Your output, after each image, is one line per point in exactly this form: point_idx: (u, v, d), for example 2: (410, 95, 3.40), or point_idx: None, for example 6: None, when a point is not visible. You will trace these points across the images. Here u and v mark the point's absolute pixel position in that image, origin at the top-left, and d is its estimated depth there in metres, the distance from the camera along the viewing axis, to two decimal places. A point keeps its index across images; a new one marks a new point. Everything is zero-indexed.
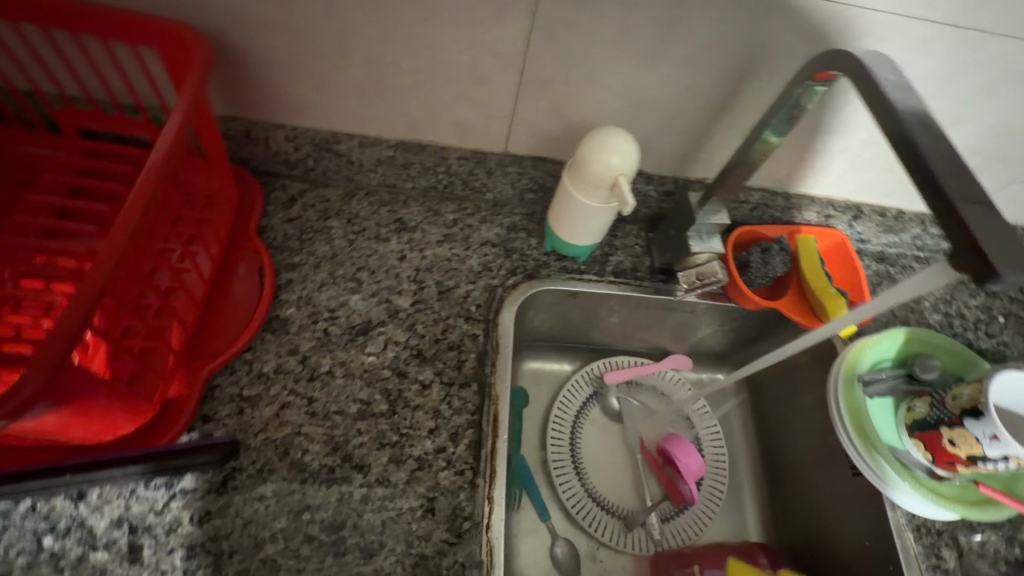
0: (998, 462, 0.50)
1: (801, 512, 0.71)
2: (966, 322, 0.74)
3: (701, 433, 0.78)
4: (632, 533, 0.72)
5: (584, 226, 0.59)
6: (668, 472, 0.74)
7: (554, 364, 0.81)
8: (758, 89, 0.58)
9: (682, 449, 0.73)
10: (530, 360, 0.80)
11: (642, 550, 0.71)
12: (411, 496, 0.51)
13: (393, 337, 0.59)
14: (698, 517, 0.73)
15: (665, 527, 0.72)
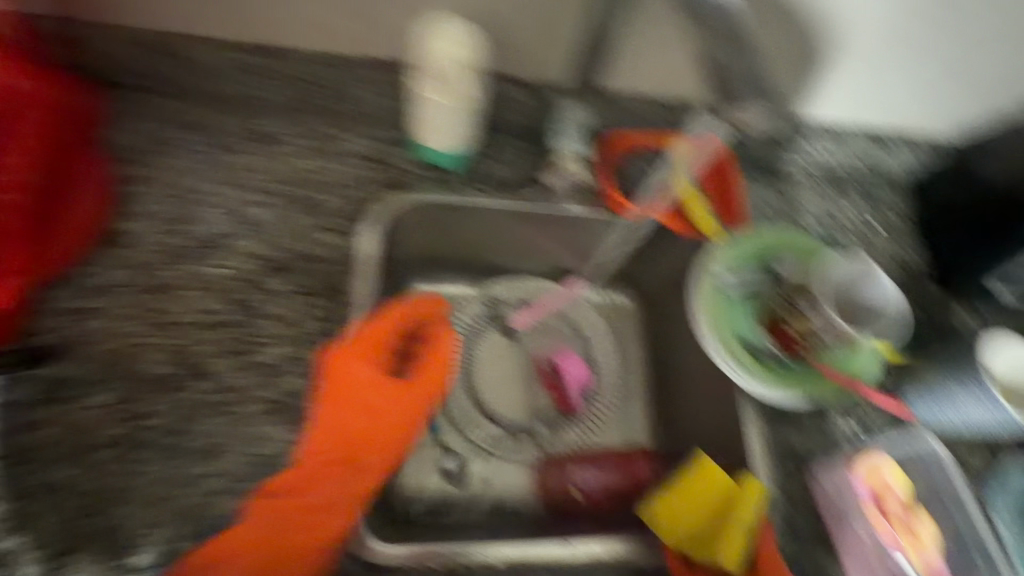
0: (826, 333, 0.57)
1: (684, 420, 0.72)
2: (846, 228, 0.75)
3: (594, 349, 0.78)
4: (518, 442, 0.73)
5: (443, 125, 0.60)
6: (556, 382, 0.76)
7: (448, 286, 0.77)
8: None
9: (568, 360, 0.76)
10: (421, 284, 0.75)
11: (526, 458, 0.72)
12: (255, 400, 0.51)
13: (245, 248, 0.57)
14: (587, 428, 0.75)
15: (553, 438, 0.74)
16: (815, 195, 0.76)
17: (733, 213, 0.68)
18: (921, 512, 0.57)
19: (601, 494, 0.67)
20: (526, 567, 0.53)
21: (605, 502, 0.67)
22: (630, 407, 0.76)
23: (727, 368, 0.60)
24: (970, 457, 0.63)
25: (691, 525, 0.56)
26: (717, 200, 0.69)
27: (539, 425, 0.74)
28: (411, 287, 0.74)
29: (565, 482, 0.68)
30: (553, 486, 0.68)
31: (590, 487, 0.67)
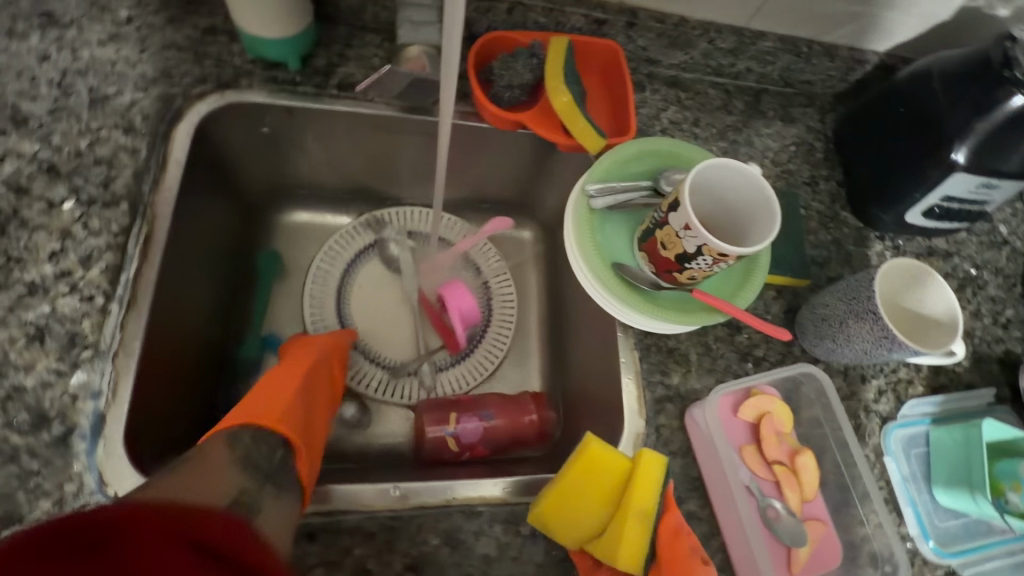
0: (699, 260, 0.46)
1: (568, 359, 0.66)
2: (755, 150, 0.68)
3: (489, 282, 0.71)
4: (400, 382, 0.65)
5: (268, 7, 0.49)
6: (443, 317, 0.67)
7: (326, 218, 0.70)
8: None
9: (454, 292, 0.65)
10: (297, 212, 0.69)
11: (410, 399, 0.65)
12: (12, 325, 0.42)
13: (17, 149, 0.47)
14: (478, 367, 0.67)
15: (439, 376, 0.66)
16: (725, 113, 0.68)
17: (625, 125, 0.59)
18: (808, 451, 0.51)
19: (482, 443, 0.59)
20: (340, 514, 0.44)
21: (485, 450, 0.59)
22: (520, 348, 0.69)
23: (593, 294, 0.53)
24: (864, 392, 0.58)
25: (584, 517, 0.45)
26: (609, 113, 0.60)
27: (423, 364, 0.66)
28: (289, 219, 0.68)
29: (444, 431, 0.58)
30: (428, 432, 0.58)
31: (472, 438, 0.58)
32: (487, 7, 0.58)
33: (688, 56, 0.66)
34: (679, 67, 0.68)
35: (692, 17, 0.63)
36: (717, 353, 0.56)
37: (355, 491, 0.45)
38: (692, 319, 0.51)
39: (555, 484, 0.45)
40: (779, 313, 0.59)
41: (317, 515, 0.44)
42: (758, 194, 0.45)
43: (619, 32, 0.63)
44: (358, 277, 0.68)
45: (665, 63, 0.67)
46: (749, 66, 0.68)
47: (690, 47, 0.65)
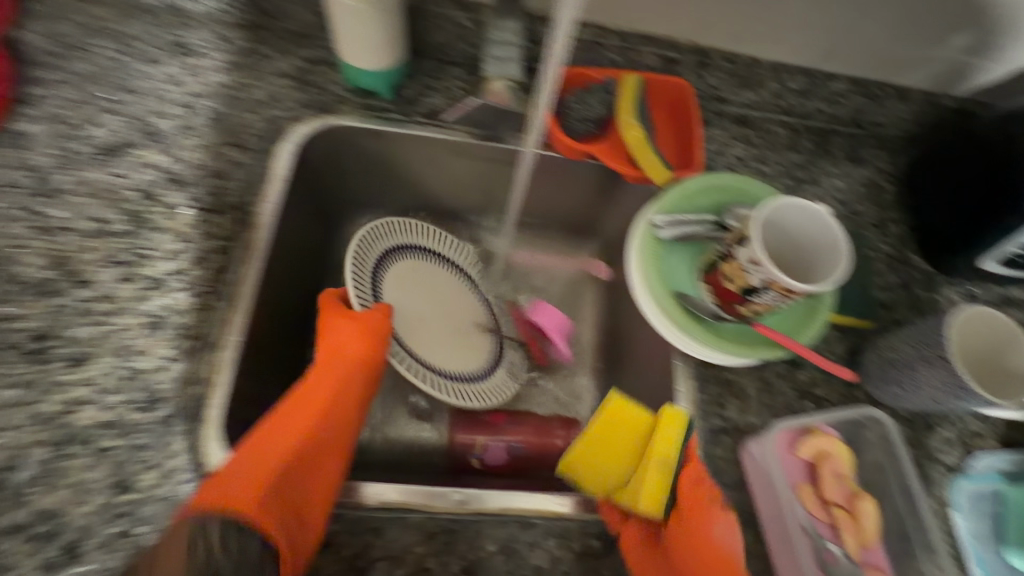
0: (764, 294, 0.47)
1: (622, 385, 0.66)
2: (820, 189, 0.68)
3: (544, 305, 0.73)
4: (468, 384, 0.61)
5: (365, 40, 0.54)
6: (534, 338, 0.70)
7: None
8: None
9: (545, 313, 0.69)
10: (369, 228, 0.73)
11: (478, 404, 0.60)
12: (136, 314, 0.48)
13: (148, 159, 0.54)
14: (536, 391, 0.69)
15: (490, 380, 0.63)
16: (791, 152, 0.70)
17: (694, 159, 0.60)
18: (868, 496, 0.50)
19: (505, 466, 0.61)
20: (403, 512, 0.46)
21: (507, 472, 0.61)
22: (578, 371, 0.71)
23: (654, 321, 0.54)
24: (930, 439, 0.56)
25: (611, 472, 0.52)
26: (676, 145, 0.62)
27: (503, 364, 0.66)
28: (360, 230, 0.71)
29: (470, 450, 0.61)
30: (455, 444, 0.61)
31: (496, 458, 0.61)
32: None
33: (756, 95, 0.68)
34: (747, 105, 0.70)
35: (762, 58, 0.65)
36: (774, 388, 0.56)
37: (421, 491, 0.47)
38: (752, 352, 0.52)
39: (578, 442, 0.54)
40: (842, 354, 0.59)
41: (383, 510, 0.46)
42: (825, 233, 0.46)
43: (689, 71, 0.65)
44: (410, 270, 0.62)
45: (733, 101, 0.69)
46: (818, 106, 0.69)
47: (759, 86, 0.67)
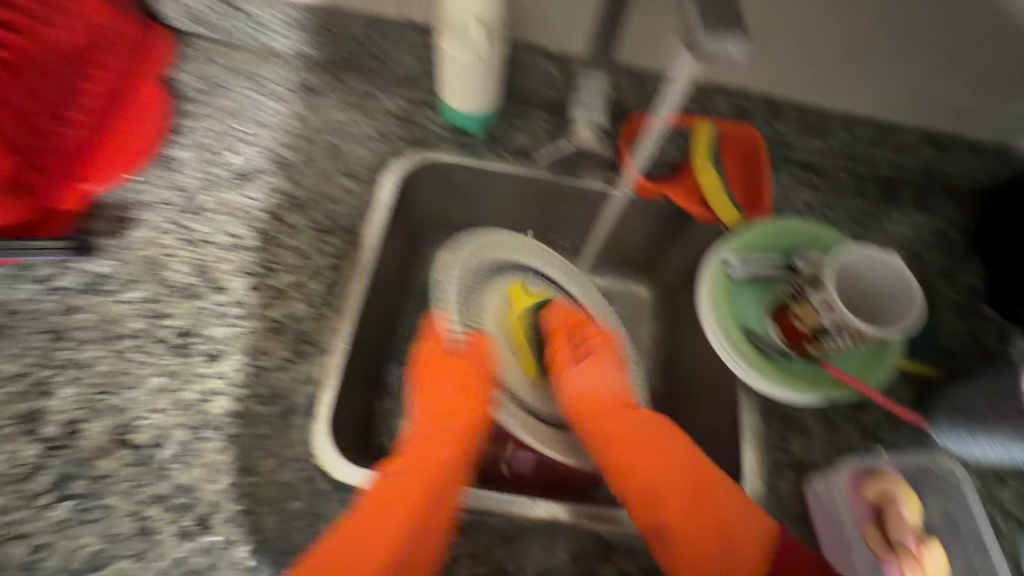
0: (835, 336, 0.49)
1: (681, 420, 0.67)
2: (886, 236, 0.70)
3: None
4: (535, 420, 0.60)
5: (464, 85, 0.60)
6: None
7: None
8: None
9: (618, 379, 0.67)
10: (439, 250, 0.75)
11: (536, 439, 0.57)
12: (262, 319, 0.55)
13: (277, 185, 0.62)
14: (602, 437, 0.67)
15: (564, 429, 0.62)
16: (857, 199, 0.72)
17: (762, 200, 0.64)
18: (933, 541, 0.50)
19: (531, 475, 0.61)
20: (486, 514, 0.51)
21: (534, 482, 0.61)
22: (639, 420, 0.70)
23: (722, 355, 0.57)
24: (1000, 492, 0.56)
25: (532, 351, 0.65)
26: (744, 187, 0.66)
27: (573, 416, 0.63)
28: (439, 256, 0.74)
29: (500, 456, 0.63)
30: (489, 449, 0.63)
31: (523, 468, 0.62)
32: (642, 94, 0.67)
33: (825, 144, 0.71)
34: (815, 153, 0.73)
35: (833, 110, 0.68)
36: (839, 429, 0.58)
37: (505, 498, 0.51)
38: (818, 391, 0.54)
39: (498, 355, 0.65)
40: (907, 398, 0.60)
41: (468, 510, 0.51)
42: (899, 281, 0.48)
43: (759, 120, 0.69)
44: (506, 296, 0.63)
45: (802, 148, 0.72)
46: (885, 156, 0.71)
47: (829, 135, 0.70)
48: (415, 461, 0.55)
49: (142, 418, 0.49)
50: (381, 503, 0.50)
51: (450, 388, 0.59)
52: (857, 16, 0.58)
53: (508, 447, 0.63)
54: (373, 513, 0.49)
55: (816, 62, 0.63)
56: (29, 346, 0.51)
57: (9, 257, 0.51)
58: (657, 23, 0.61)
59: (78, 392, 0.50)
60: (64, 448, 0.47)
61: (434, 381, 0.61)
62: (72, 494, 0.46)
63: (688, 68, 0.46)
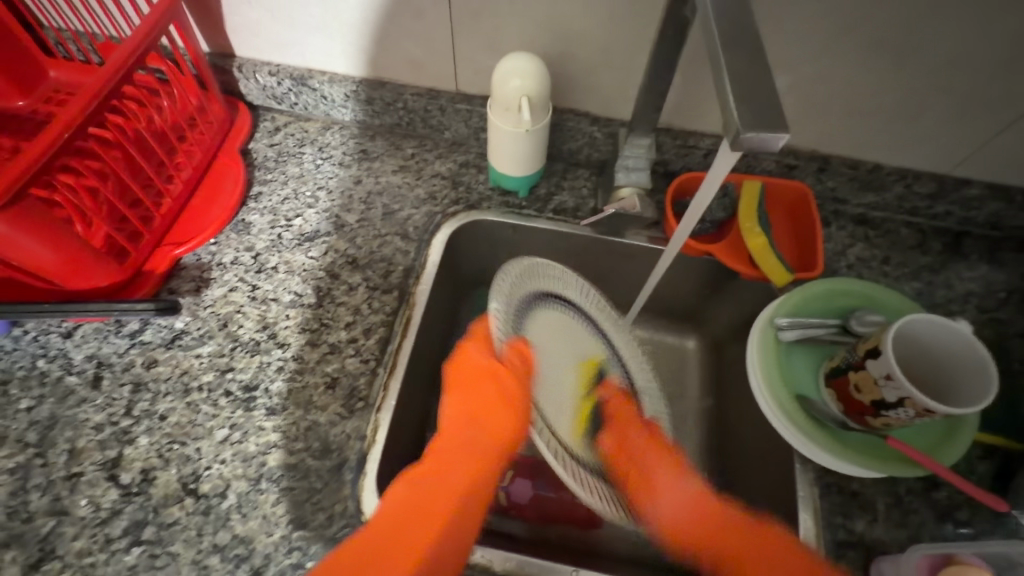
0: (898, 410, 0.46)
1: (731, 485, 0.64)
2: (952, 293, 0.66)
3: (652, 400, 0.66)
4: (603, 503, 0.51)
5: (510, 153, 0.63)
6: None
7: None
8: (673, 27, 0.51)
9: None
10: None
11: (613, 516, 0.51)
12: (317, 373, 0.58)
13: (335, 245, 0.66)
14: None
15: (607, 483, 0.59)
16: (919, 253, 0.69)
17: (811, 263, 0.62)
18: None
19: (530, 507, 0.63)
20: None
21: (531, 515, 0.63)
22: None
23: (774, 422, 0.55)
24: None
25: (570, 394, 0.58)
26: (795, 249, 0.64)
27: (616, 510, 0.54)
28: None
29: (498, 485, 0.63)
30: None
31: (522, 498, 0.63)
32: (685, 153, 0.68)
33: (880, 197, 0.69)
34: (868, 206, 0.71)
35: (887, 164, 0.67)
36: (908, 506, 0.54)
37: (545, 565, 0.51)
38: (883, 467, 0.51)
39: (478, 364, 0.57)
40: (987, 474, 0.55)
41: None
42: (970, 355, 0.46)
43: (808, 175, 0.68)
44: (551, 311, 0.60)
45: (854, 202, 0.71)
46: (949, 210, 0.68)
47: (883, 189, 0.68)
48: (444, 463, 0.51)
49: (207, 468, 0.53)
50: (410, 501, 0.46)
51: (479, 399, 0.55)
52: (908, 77, 0.57)
53: (506, 473, 0.64)
54: (395, 521, 0.44)
55: (868, 118, 0.62)
56: (114, 397, 0.56)
57: (103, 315, 0.57)
58: (701, 89, 0.62)
59: (152, 441, 0.54)
60: (138, 495, 0.51)
61: (464, 386, 0.56)
62: (142, 540, 0.49)
63: (736, 158, 0.42)
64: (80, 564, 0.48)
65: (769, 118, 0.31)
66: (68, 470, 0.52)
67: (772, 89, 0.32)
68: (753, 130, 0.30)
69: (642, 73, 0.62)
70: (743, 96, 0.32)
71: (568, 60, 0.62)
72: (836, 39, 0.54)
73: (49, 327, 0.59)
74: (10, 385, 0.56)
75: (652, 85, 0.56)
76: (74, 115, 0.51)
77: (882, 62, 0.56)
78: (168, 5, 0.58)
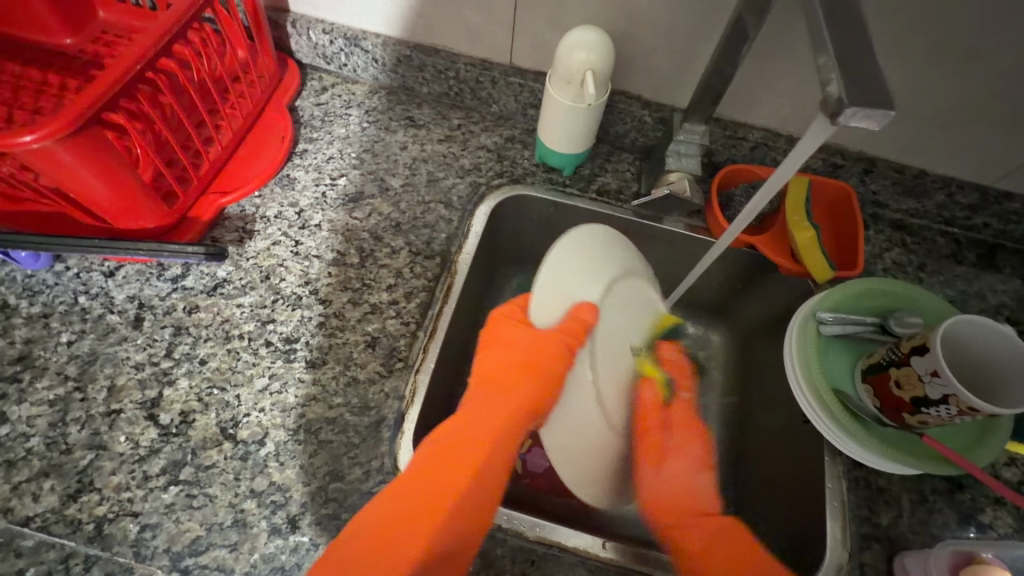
0: (940, 407, 0.47)
1: (755, 475, 0.65)
2: (985, 304, 0.67)
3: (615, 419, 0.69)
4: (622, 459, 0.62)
5: (563, 129, 0.63)
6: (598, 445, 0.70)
7: None
8: (748, 11, 0.50)
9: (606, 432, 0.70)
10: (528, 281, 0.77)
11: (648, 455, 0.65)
12: (358, 332, 0.58)
13: (379, 209, 0.66)
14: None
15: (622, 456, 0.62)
16: (954, 263, 0.70)
17: (852, 261, 0.62)
18: None
19: (543, 478, 0.64)
20: (557, 550, 0.50)
21: (543, 487, 0.63)
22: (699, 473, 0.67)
23: (810, 412, 0.55)
24: None
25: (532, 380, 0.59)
26: (834, 246, 0.65)
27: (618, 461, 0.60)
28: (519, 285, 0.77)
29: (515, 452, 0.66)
30: None
31: (537, 467, 0.65)
32: (733, 144, 0.68)
33: (920, 205, 0.70)
34: (908, 213, 0.71)
35: (933, 172, 0.67)
36: (932, 504, 0.55)
37: (577, 532, 0.51)
38: (916, 463, 0.52)
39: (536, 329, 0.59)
40: (1010, 480, 0.56)
41: (540, 544, 0.50)
42: (1014, 358, 0.46)
43: (853, 176, 0.69)
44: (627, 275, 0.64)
45: (894, 208, 0.71)
46: (987, 222, 0.69)
47: (926, 197, 0.69)
48: (506, 381, 0.57)
49: (246, 415, 0.53)
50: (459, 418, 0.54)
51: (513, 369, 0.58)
52: (971, 83, 0.57)
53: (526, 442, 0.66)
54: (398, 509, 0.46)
55: (922, 123, 0.62)
56: (154, 339, 0.56)
57: (150, 257, 0.57)
58: (759, 80, 0.62)
59: (192, 385, 0.54)
60: (177, 436, 0.51)
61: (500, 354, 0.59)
62: (180, 480, 0.50)
63: (826, 137, 0.37)
64: (118, 499, 0.49)
65: (873, 96, 0.31)
66: (107, 406, 0.52)
67: (873, 69, 0.32)
68: (858, 106, 0.30)
69: (702, 60, 0.62)
70: (845, 74, 0.32)
71: (629, 40, 0.62)
72: (905, 39, 0.54)
73: (90, 265, 0.59)
74: (51, 319, 0.56)
75: (716, 71, 0.56)
76: (144, 49, 0.51)
77: (948, 66, 0.55)
78: None
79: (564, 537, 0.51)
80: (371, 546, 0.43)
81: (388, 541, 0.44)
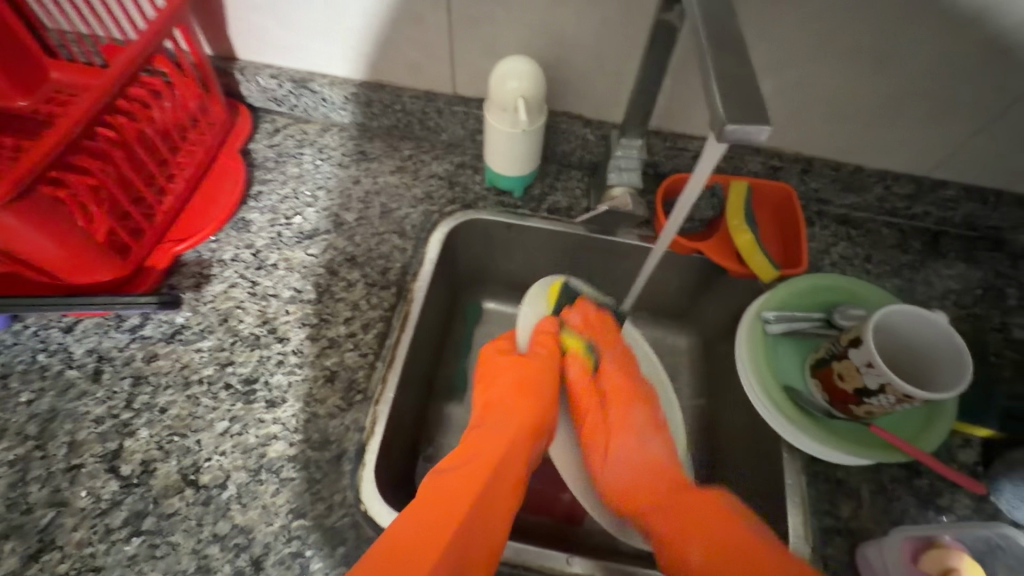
0: (880, 397, 0.48)
1: (722, 477, 0.65)
2: (932, 290, 0.69)
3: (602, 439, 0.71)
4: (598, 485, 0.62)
5: (505, 154, 0.65)
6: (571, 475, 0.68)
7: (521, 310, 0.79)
8: (663, 33, 0.53)
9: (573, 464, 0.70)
10: (490, 301, 0.79)
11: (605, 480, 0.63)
12: (317, 367, 0.59)
13: (334, 243, 0.68)
14: None
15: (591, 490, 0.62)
16: (900, 252, 0.72)
17: (796, 259, 0.64)
18: None
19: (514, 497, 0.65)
20: (523, 569, 0.51)
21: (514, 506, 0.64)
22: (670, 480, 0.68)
23: (764, 411, 0.57)
24: None
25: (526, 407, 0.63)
26: (780, 246, 0.67)
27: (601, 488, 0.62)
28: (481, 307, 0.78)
29: None
30: None
31: None
32: (675, 155, 0.70)
33: (861, 199, 0.72)
34: (851, 208, 0.74)
35: (868, 166, 0.69)
36: (891, 492, 0.56)
37: (542, 553, 0.51)
38: (868, 454, 0.53)
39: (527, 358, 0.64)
40: (966, 463, 0.57)
41: (506, 565, 0.51)
42: (947, 344, 0.48)
43: (793, 176, 0.71)
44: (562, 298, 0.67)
45: (837, 203, 0.73)
46: (927, 210, 0.71)
47: (865, 191, 0.71)
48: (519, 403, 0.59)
49: (207, 459, 0.53)
50: (473, 445, 0.53)
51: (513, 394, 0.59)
52: (890, 83, 0.59)
53: None
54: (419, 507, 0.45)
55: (849, 123, 0.64)
56: (113, 391, 0.56)
57: (106, 309, 0.58)
58: (689, 93, 0.64)
59: (153, 434, 0.54)
60: (138, 486, 0.52)
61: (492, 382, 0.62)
62: (142, 531, 0.50)
63: (722, 155, 0.43)
64: (80, 554, 0.49)
65: (751, 115, 0.33)
66: (68, 462, 0.53)
67: (751, 90, 0.34)
68: (736, 124, 0.33)
69: (632, 78, 0.64)
70: (727, 95, 0.34)
71: (562, 65, 0.64)
72: (817, 47, 0.57)
73: (48, 322, 0.60)
74: (10, 379, 0.57)
75: (643, 90, 0.58)
76: (85, 111, 0.51)
77: (862, 69, 0.58)
78: (176, 7, 0.59)
79: (532, 556, 0.51)
80: (385, 555, 0.40)
81: (404, 556, 0.40)
